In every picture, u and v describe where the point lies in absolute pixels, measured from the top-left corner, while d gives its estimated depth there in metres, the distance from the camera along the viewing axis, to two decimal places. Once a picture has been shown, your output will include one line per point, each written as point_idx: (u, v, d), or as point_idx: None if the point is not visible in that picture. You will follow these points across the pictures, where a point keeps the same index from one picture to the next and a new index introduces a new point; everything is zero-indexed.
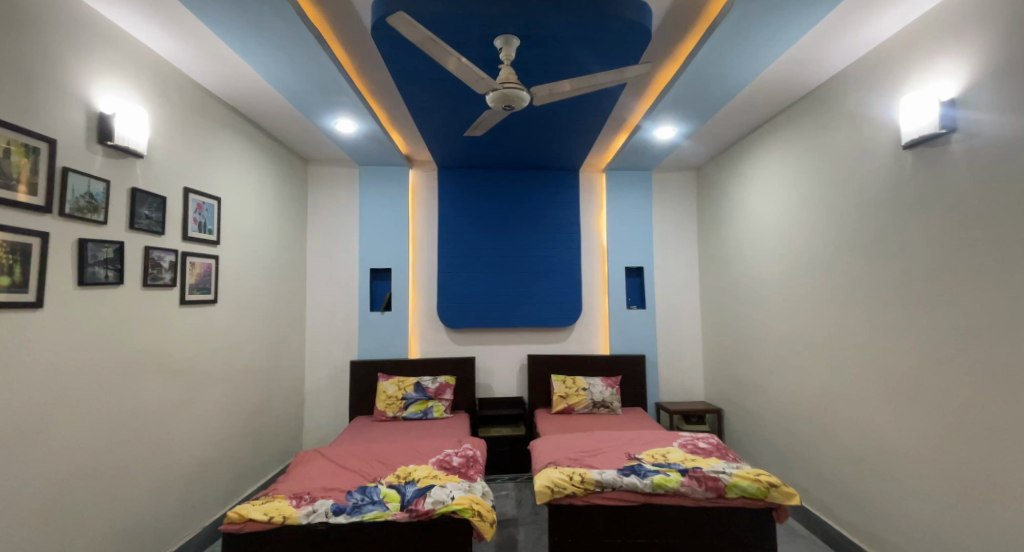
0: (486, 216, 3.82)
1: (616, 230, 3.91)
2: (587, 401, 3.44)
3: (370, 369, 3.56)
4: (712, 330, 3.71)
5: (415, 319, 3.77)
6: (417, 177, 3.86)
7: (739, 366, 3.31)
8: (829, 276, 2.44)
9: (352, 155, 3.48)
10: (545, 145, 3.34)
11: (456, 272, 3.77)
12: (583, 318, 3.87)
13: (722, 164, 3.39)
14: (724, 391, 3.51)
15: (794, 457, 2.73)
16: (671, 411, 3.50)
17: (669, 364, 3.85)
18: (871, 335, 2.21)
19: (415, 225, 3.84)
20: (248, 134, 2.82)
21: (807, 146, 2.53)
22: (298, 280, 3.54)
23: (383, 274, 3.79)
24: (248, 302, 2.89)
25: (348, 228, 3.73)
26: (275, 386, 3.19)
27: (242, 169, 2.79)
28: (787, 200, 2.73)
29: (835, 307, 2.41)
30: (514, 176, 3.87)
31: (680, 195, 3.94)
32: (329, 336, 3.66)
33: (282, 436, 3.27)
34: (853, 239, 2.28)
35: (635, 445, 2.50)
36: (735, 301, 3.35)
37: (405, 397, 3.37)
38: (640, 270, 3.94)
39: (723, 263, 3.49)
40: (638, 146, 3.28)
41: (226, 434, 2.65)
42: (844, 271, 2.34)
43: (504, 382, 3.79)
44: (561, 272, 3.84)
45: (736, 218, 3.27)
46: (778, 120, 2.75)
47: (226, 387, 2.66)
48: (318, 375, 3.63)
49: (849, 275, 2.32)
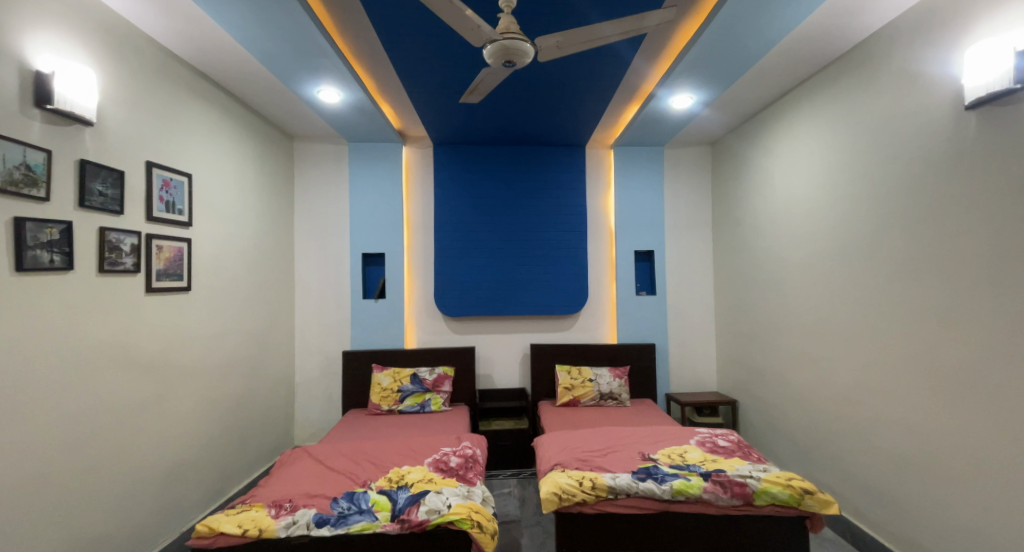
0: (487, 195, 3.58)
1: (625, 210, 3.66)
2: (594, 393, 3.24)
3: (363, 360, 3.35)
4: (727, 317, 3.49)
5: (411, 307, 3.55)
6: (411, 154, 3.60)
7: (758, 355, 3.10)
8: (871, 256, 2.21)
9: (340, 130, 3.22)
10: (548, 115, 3.08)
11: (455, 256, 3.53)
12: (589, 305, 3.65)
13: (743, 137, 3.13)
14: (740, 382, 3.31)
15: (821, 453, 2.54)
16: (683, 402, 3.28)
17: (681, 353, 3.64)
18: (921, 320, 1.99)
19: (410, 207, 3.60)
20: (221, 104, 2.56)
21: (846, 111, 2.30)
22: (285, 265, 3.32)
23: (377, 259, 3.56)
24: (228, 288, 2.67)
25: (338, 210, 3.49)
26: (262, 377, 3.00)
27: (216, 143, 2.54)
28: (819, 174, 2.50)
29: (878, 292, 2.19)
30: (517, 152, 3.62)
31: (694, 173, 3.68)
32: (320, 325, 3.44)
33: (271, 432, 3.08)
34: (901, 212, 2.06)
35: (649, 443, 2.29)
36: (754, 285, 3.12)
37: (401, 390, 3.17)
38: (650, 254, 3.71)
39: (742, 245, 3.26)
40: (652, 117, 3.03)
41: (206, 431, 2.46)
42: (888, 251, 2.12)
43: (506, 372, 3.58)
44: (567, 255, 3.60)
45: (758, 195, 3.02)
46: (812, 83, 2.49)
47: (205, 380, 2.46)
48: (309, 366, 3.43)
49: (896, 257, 2.09)
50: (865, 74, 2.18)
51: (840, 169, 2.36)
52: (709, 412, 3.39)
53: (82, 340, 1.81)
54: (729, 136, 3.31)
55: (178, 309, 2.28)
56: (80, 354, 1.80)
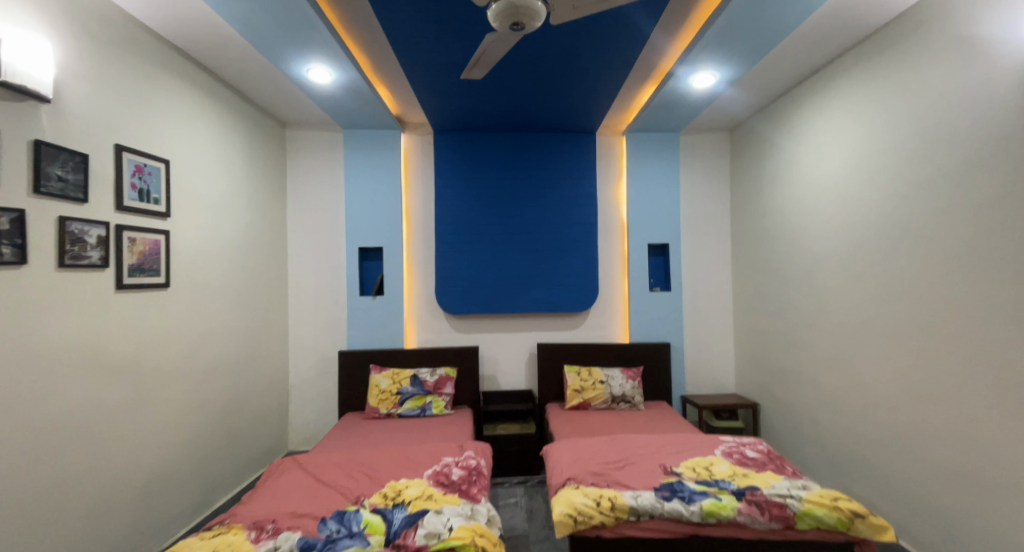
0: (492, 185, 3.37)
1: (637, 201, 3.44)
2: (605, 395, 3.04)
3: (361, 360, 3.16)
4: (747, 314, 3.28)
5: (410, 304, 3.35)
6: (410, 141, 3.40)
7: (784, 355, 2.89)
8: (924, 242, 2.04)
9: (334, 115, 3.02)
10: (557, 95, 2.88)
11: (458, 250, 3.33)
12: (600, 302, 3.45)
13: (768, 119, 2.93)
14: (763, 383, 3.10)
15: (861, 462, 2.34)
16: (700, 405, 3.11)
17: (698, 353, 3.43)
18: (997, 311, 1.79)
19: (409, 198, 3.39)
20: (201, 84, 2.37)
21: (897, 84, 2.12)
22: (277, 261, 3.13)
23: (375, 253, 3.37)
24: (213, 284, 2.48)
25: (333, 202, 3.29)
26: (253, 378, 2.82)
27: (197, 126, 2.35)
28: (861, 155, 2.31)
29: (934, 282, 2.00)
30: (523, 139, 3.41)
31: (711, 161, 3.46)
32: (315, 324, 3.25)
33: (262, 438, 2.90)
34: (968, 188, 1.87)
35: (669, 454, 2.09)
36: (779, 279, 2.92)
37: (400, 392, 2.98)
38: (664, 247, 3.50)
39: (766, 237, 3.04)
40: (670, 99, 2.82)
41: (189, 438, 2.28)
42: (953, 236, 1.93)
43: (511, 373, 3.38)
44: (576, 248, 3.39)
45: (785, 182, 2.81)
46: (857, 54, 2.29)
47: (188, 381, 2.28)
48: (304, 367, 3.24)
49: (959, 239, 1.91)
50: (925, 44, 2.01)
51: (891, 151, 2.17)
52: (728, 415, 3.20)
53: (36, 343, 1.62)
54: (751, 120, 3.11)
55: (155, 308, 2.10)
56: (35, 357, 1.62)
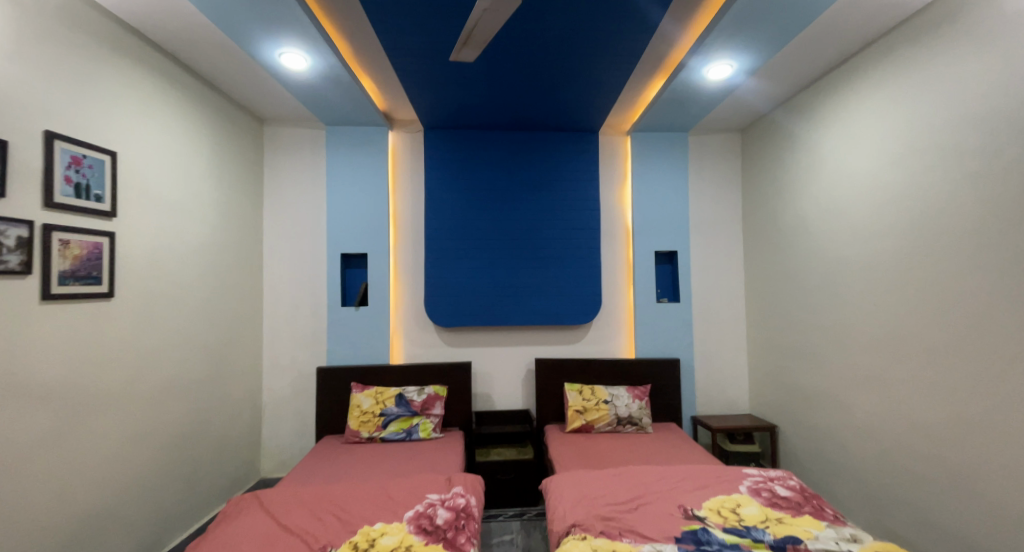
0: (487, 187, 3.12)
1: (644, 205, 3.19)
2: (610, 417, 2.78)
3: (341, 377, 2.88)
4: (763, 327, 3.02)
5: (396, 316, 3.08)
6: (398, 140, 3.15)
7: (806, 372, 2.64)
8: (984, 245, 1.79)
9: (313, 109, 2.77)
10: (558, 87, 2.65)
11: (449, 257, 3.07)
12: (603, 314, 3.19)
13: (786, 115, 2.70)
14: (782, 404, 2.84)
15: (911, 498, 2.07)
16: (713, 427, 2.85)
17: (709, 369, 3.17)
18: None
19: (397, 200, 3.14)
20: (153, 66, 2.12)
21: (943, 70, 1.90)
22: (251, 268, 2.86)
23: (359, 260, 3.10)
24: (172, 293, 2.22)
25: (313, 204, 3.03)
26: (219, 398, 2.54)
27: (146, 113, 2.10)
28: (898, 151, 2.08)
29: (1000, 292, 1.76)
30: (521, 138, 3.17)
31: (721, 162, 3.23)
32: (292, 337, 2.97)
33: (229, 465, 2.62)
34: None
35: (689, 492, 1.81)
36: (800, 290, 2.68)
37: (384, 413, 2.70)
38: (672, 255, 3.25)
39: (783, 243, 2.80)
40: (681, 94, 2.60)
41: (134, 468, 2.00)
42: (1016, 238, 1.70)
43: (507, 392, 3.10)
44: (578, 255, 3.14)
45: (806, 183, 2.58)
46: (894, 38, 2.07)
47: (136, 402, 2.01)
48: (279, 385, 2.95)
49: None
50: (974, 21, 1.79)
51: (937, 144, 1.94)
52: (743, 438, 2.94)
53: None
54: (766, 117, 2.89)
55: (88, 320, 1.83)
56: None
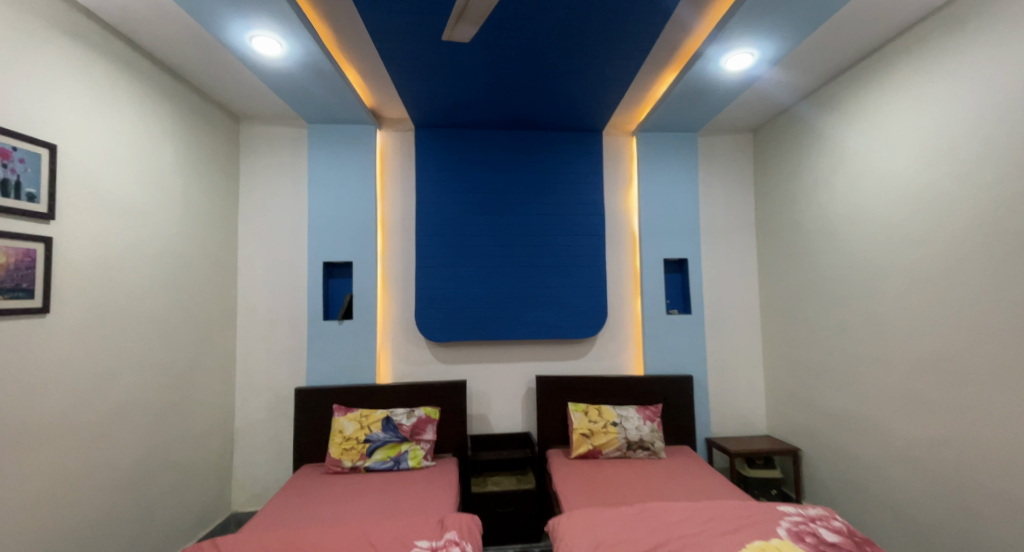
0: (484, 189, 2.89)
1: (652, 210, 2.97)
2: (619, 441, 2.55)
3: (323, 399, 2.61)
4: (782, 341, 2.80)
5: (384, 330, 2.82)
6: (387, 139, 2.91)
7: (837, 391, 2.43)
8: None
9: (292, 103, 2.54)
10: (563, 79, 2.44)
11: (444, 265, 2.83)
12: (608, 327, 2.95)
13: (806, 112, 2.52)
14: (809, 425, 2.61)
15: (970, 532, 1.86)
16: (731, 451, 2.62)
17: (723, 387, 2.93)
18: None
19: (385, 204, 2.89)
20: (101, 48, 1.91)
21: (997, 53, 1.72)
22: (222, 279, 2.60)
23: (343, 270, 2.84)
24: (120, 306, 1.98)
25: (293, 209, 2.78)
26: (180, 423, 2.29)
27: (92, 102, 1.88)
28: (945, 144, 1.89)
29: None
30: (520, 137, 2.95)
31: (732, 164, 3.04)
32: (268, 354, 2.70)
33: (190, 499, 2.34)
34: None
35: (722, 541, 1.58)
36: (826, 301, 2.47)
37: (369, 439, 2.44)
38: (681, 263, 3.03)
39: (805, 250, 2.60)
40: (695, 89, 2.40)
41: (67, 506, 1.76)
42: None
43: (506, 413, 2.84)
44: (582, 263, 2.91)
45: (833, 183, 2.38)
46: (936, 22, 1.89)
47: (67, 432, 1.77)
48: (254, 408, 2.68)
49: None
50: None
51: (992, 135, 1.75)
52: (763, 462, 2.70)
53: None
54: (783, 115, 2.71)
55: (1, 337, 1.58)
56: None
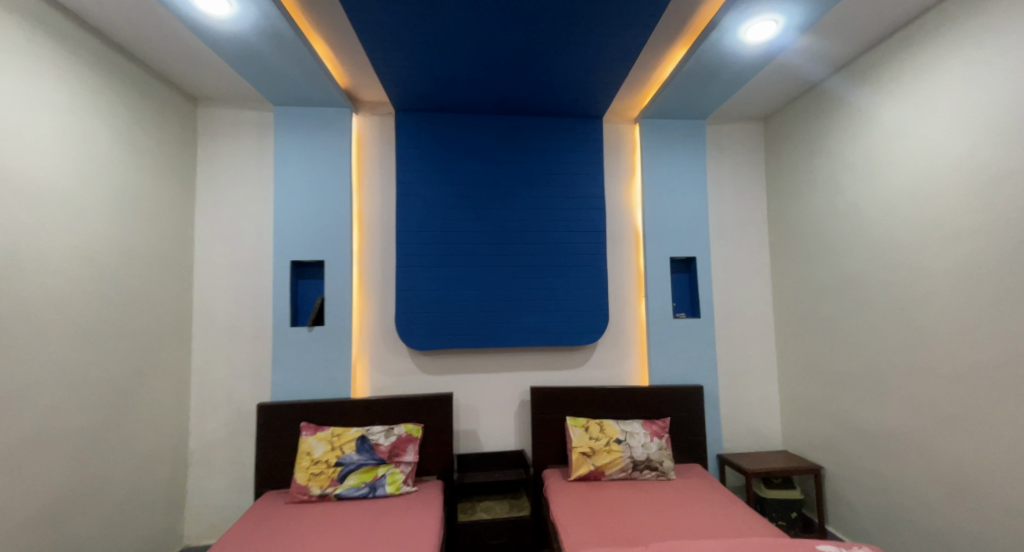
0: (473, 181, 2.61)
1: (657, 203, 2.71)
2: (623, 461, 2.28)
3: (290, 415, 2.31)
4: (800, 346, 2.55)
5: (360, 338, 2.52)
6: (364, 125, 2.62)
7: (864, 401, 2.19)
8: None
9: (253, 78, 2.26)
10: (563, 55, 2.18)
11: (429, 265, 2.54)
12: (610, 333, 2.68)
13: (829, 93, 2.29)
14: (832, 439, 2.36)
15: None
16: (747, 469, 2.36)
17: (735, 397, 2.68)
18: None
19: (361, 196, 2.60)
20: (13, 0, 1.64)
21: None
22: (173, 279, 2.30)
23: (314, 270, 2.53)
24: (35, 308, 1.69)
25: (257, 202, 2.48)
26: (117, 442, 1.98)
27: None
28: (1000, 122, 1.66)
29: None
30: (511, 123, 2.68)
31: (741, 154, 2.80)
32: (228, 364, 2.40)
33: (130, 532, 2.03)
34: None
35: None
36: (853, 302, 2.23)
37: (341, 462, 2.15)
38: (688, 262, 2.77)
39: (827, 246, 2.36)
40: (709, 65, 2.15)
41: None
42: None
43: (497, 429, 2.56)
44: (580, 262, 2.64)
45: (862, 171, 2.14)
46: None
47: None
48: (211, 426, 2.37)
49: None
50: None
51: None
52: (781, 481, 2.45)
53: None
54: (801, 99, 2.48)
55: None
56: None
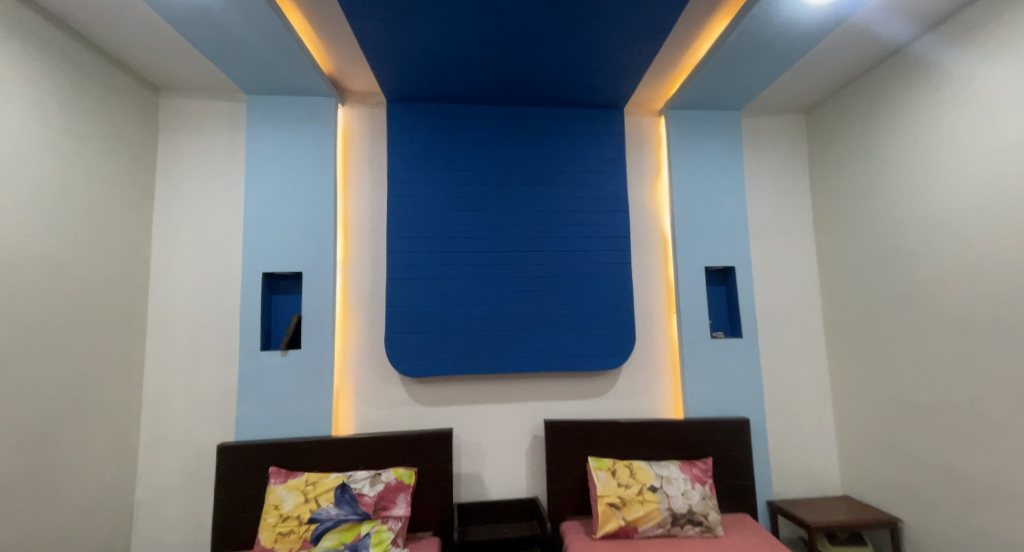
0: (477, 181, 2.27)
1: (688, 205, 2.35)
2: (661, 514, 1.86)
3: (257, 459, 1.92)
4: (861, 372, 2.16)
5: (344, 363, 2.14)
6: (352, 117, 2.29)
7: (953, 439, 1.79)
8: None
9: (221, 59, 1.93)
10: (586, 31, 1.85)
11: (426, 277, 2.18)
12: (637, 356, 2.29)
13: (898, 73, 1.95)
14: (908, 484, 1.95)
15: None
16: (809, 523, 1.95)
17: (785, 431, 2.28)
18: None
19: (348, 198, 2.25)
20: None
21: None
22: (122, 296, 1.94)
23: (291, 284, 2.18)
24: None
25: (226, 206, 2.13)
26: (39, 502, 1.59)
27: None
28: None
29: None
30: (521, 115, 2.35)
31: (782, 149, 2.46)
32: (187, 397, 2.02)
33: None
34: None
35: None
36: (935, 320, 1.85)
37: (315, 519, 1.75)
38: (725, 273, 2.40)
39: (897, 252, 1.98)
40: (758, 36, 1.81)
41: None
42: None
43: (505, 472, 2.16)
44: (601, 274, 2.27)
45: (947, 161, 1.79)
46: None
47: None
48: (165, 471, 1.99)
49: None
50: None
51: None
52: (847, 536, 2.04)
53: None
54: (861, 82, 2.14)
55: None
56: None
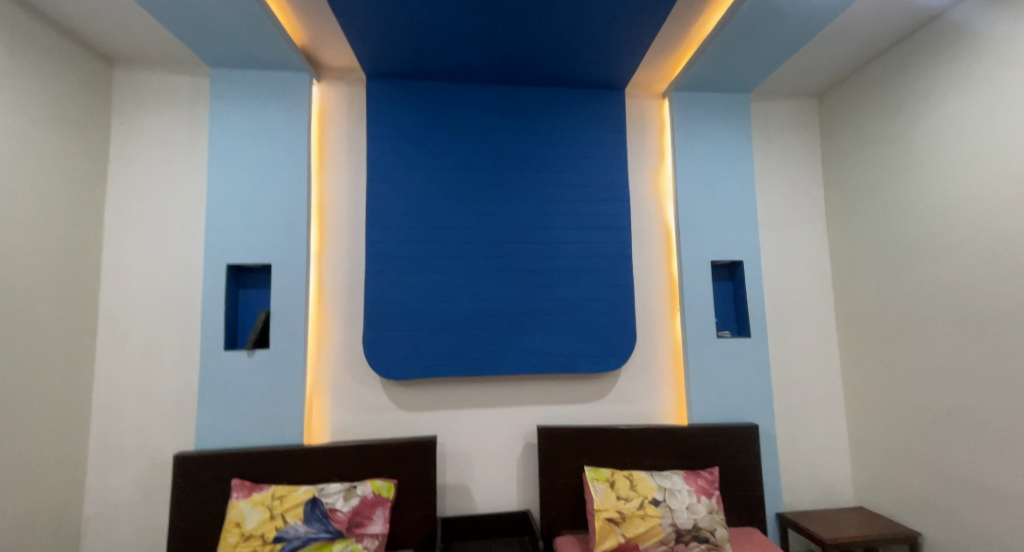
0: (465, 166, 2.09)
1: (694, 194, 2.18)
2: (664, 531, 1.69)
3: (220, 470, 1.74)
4: (877, 375, 2.01)
5: (319, 364, 1.96)
6: (328, 96, 2.10)
7: (982, 449, 1.63)
8: None
9: (179, 26, 1.73)
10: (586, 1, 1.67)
11: (409, 270, 2.00)
12: (638, 357, 2.12)
13: (926, 50, 1.79)
14: (929, 497, 1.80)
15: None
16: (824, 539, 1.78)
17: (794, 437, 2.12)
18: None
19: (323, 184, 2.06)
20: None
21: None
22: (70, 291, 1.74)
23: (259, 278, 1.99)
24: None
25: (189, 192, 1.94)
26: None
27: None
28: None
29: None
30: (512, 96, 2.16)
31: (793, 135, 2.29)
32: (143, 402, 1.83)
33: None
34: None
35: None
36: (962, 319, 1.69)
37: (281, 538, 1.57)
38: (732, 267, 2.24)
39: (920, 245, 1.82)
40: (774, 5, 1.64)
41: None
42: None
43: (494, 482, 1.99)
44: (600, 268, 2.10)
45: (981, 145, 1.63)
46: None
47: None
48: (119, 483, 1.80)
49: None
50: None
51: None
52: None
53: None
54: (883, 60, 1.97)
55: None
56: None
